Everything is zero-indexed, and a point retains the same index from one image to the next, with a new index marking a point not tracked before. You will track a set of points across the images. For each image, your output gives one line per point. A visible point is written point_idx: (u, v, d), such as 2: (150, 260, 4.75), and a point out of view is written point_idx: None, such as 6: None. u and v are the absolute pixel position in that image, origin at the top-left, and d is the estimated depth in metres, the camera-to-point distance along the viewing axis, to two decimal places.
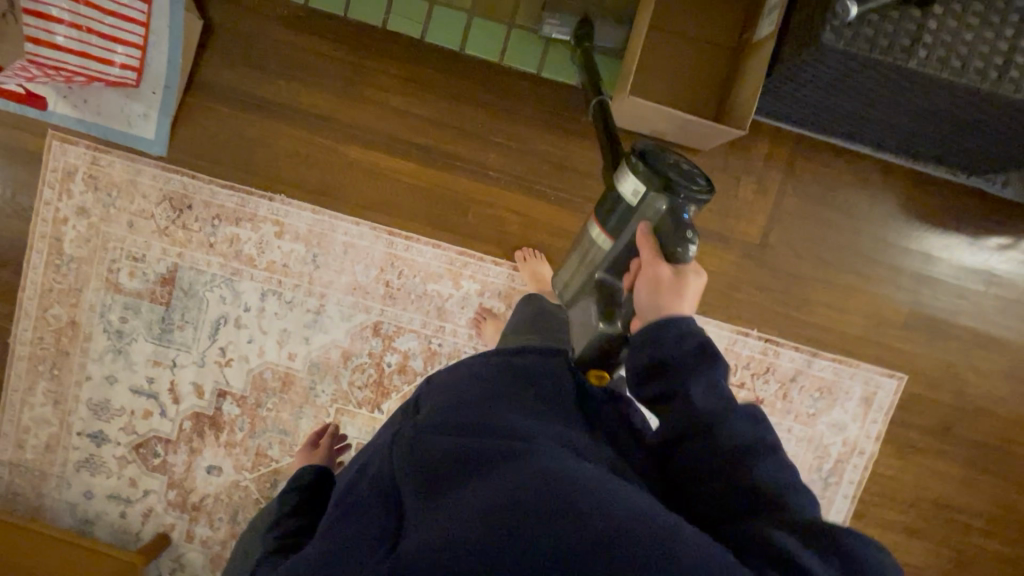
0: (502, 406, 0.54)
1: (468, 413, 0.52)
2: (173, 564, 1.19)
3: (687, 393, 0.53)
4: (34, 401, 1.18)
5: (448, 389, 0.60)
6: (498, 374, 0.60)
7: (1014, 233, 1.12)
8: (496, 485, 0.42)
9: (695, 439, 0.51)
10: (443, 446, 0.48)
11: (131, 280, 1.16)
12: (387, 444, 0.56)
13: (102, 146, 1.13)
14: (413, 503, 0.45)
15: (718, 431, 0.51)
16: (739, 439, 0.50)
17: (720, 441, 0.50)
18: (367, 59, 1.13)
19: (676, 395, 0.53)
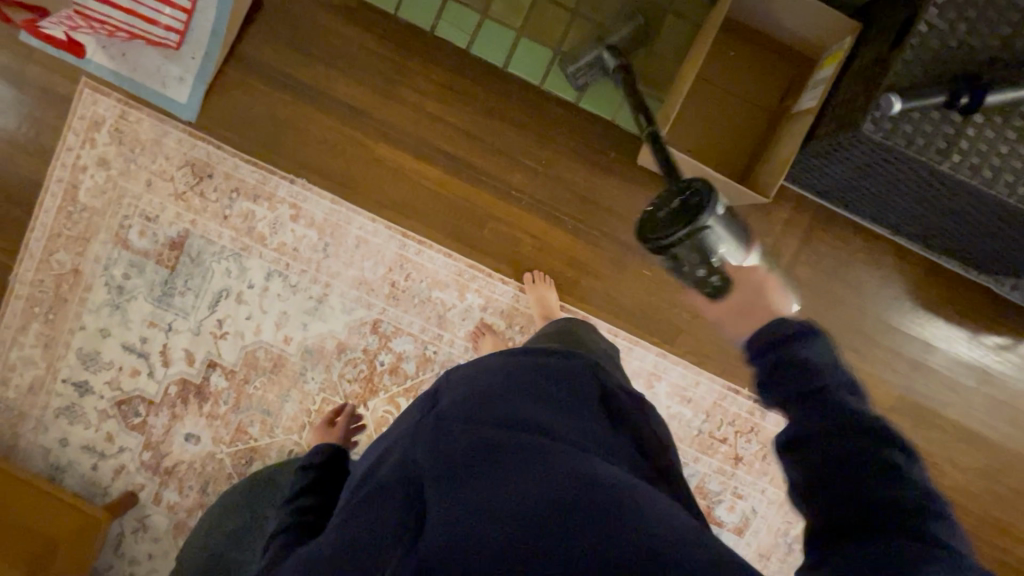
0: (523, 397, 0.55)
1: (491, 402, 0.54)
2: (136, 524, 1.19)
3: (818, 387, 0.49)
4: (24, 341, 1.18)
5: (465, 380, 0.60)
6: (520, 368, 0.60)
7: (1013, 334, 1.14)
8: (527, 482, 0.45)
9: (825, 453, 0.46)
10: (469, 435, 0.50)
11: (141, 239, 1.16)
12: (405, 435, 0.57)
13: (133, 101, 1.13)
14: (435, 493, 0.47)
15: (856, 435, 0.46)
16: (890, 480, 0.44)
17: (863, 481, 0.44)
18: (410, 61, 1.13)
19: (803, 390, 0.50)
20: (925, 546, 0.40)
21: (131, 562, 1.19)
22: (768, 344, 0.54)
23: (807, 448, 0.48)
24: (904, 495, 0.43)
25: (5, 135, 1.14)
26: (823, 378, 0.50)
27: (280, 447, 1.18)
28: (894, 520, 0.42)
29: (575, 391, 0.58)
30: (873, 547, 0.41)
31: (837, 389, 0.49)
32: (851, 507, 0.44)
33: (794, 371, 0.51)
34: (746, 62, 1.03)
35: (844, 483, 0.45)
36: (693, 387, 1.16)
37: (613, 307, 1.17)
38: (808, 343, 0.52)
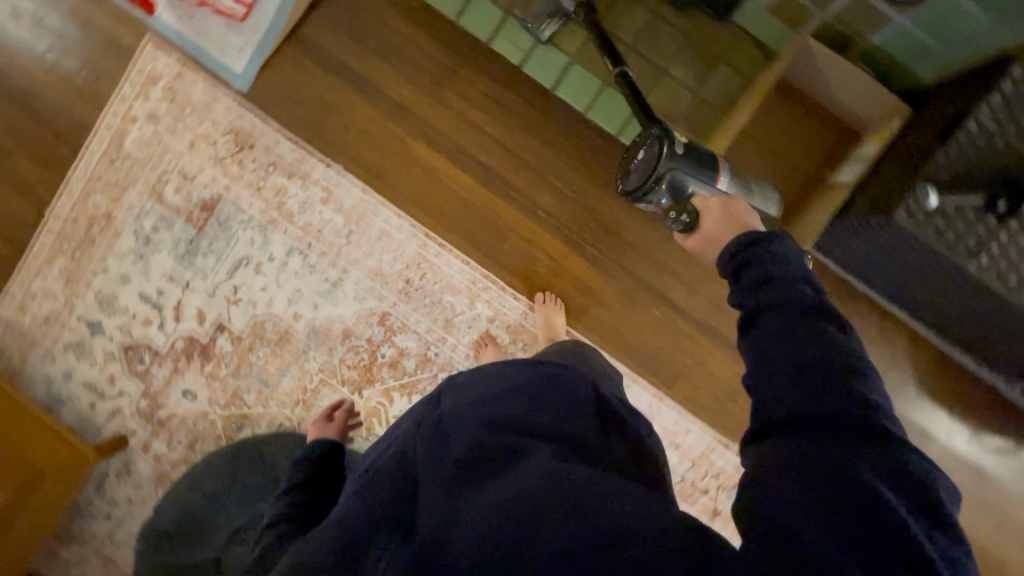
0: (517, 398, 0.54)
1: (488, 403, 0.54)
2: (120, 467, 1.23)
3: (777, 274, 0.53)
4: (48, 273, 1.22)
5: (467, 381, 0.60)
6: (519, 369, 0.60)
7: (1013, 439, 1.12)
8: (511, 487, 0.46)
9: (781, 349, 0.49)
10: (462, 436, 0.50)
11: (175, 195, 1.19)
12: (403, 429, 0.57)
13: (191, 63, 1.17)
14: (426, 489, 0.48)
15: (816, 325, 0.49)
16: (837, 372, 0.47)
17: (814, 371, 0.47)
18: (463, 69, 1.16)
19: (767, 278, 0.53)
20: (849, 418, 0.45)
21: (110, 502, 1.22)
22: (740, 245, 0.58)
23: (769, 332, 0.50)
24: (846, 380, 0.46)
25: (66, 75, 1.19)
26: (791, 285, 0.52)
27: (271, 419, 1.21)
28: (840, 393, 0.46)
29: (570, 395, 0.57)
30: (805, 426, 0.46)
31: (803, 293, 0.51)
32: (797, 395, 0.47)
33: (761, 267, 0.55)
34: (793, 123, 1.03)
35: (800, 360, 0.48)
36: (683, 434, 1.16)
37: (618, 340, 1.18)
38: (775, 251, 0.56)
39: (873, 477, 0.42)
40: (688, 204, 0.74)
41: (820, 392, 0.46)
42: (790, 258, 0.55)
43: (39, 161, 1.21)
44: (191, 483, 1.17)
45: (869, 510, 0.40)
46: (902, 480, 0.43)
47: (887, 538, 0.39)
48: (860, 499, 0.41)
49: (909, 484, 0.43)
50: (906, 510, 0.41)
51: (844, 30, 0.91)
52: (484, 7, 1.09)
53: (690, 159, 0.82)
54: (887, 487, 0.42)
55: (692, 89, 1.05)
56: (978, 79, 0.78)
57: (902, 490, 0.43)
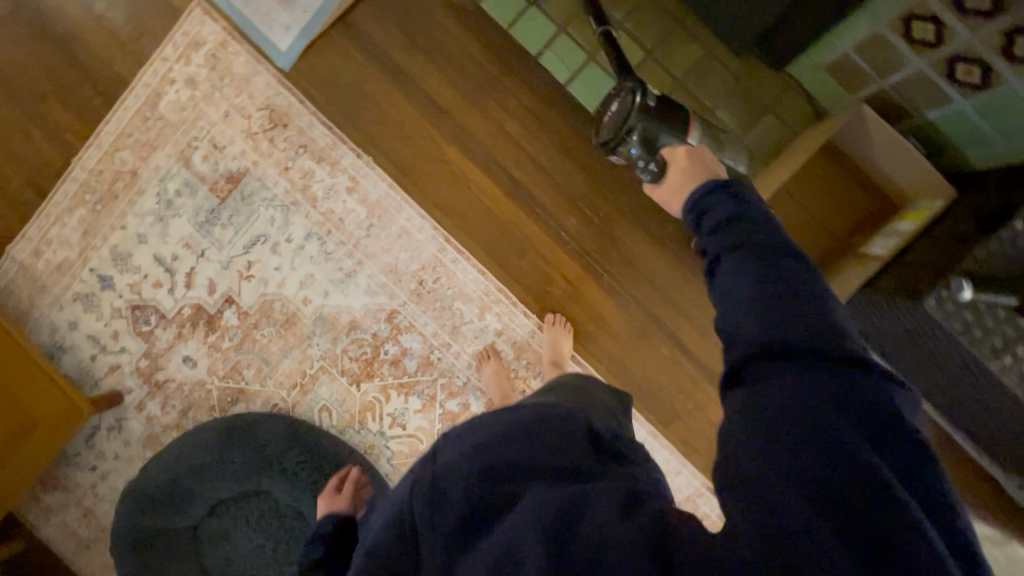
0: (514, 439, 0.51)
1: (479, 451, 0.51)
2: (112, 423, 1.23)
3: (741, 213, 0.51)
4: (66, 221, 1.22)
5: (463, 432, 0.57)
6: (517, 411, 0.56)
7: (1007, 533, 1.10)
8: (507, 531, 0.44)
9: (744, 293, 0.45)
10: (456, 492, 0.48)
11: (202, 163, 1.19)
12: (399, 492, 0.55)
13: (237, 34, 1.16)
14: (428, 553, 0.47)
15: (781, 262, 0.46)
16: (813, 314, 0.42)
17: (785, 312, 0.43)
18: (506, 78, 1.14)
19: (733, 219, 0.50)
20: (823, 361, 0.40)
21: (98, 455, 1.23)
22: (702, 189, 0.55)
23: (733, 270, 0.47)
24: (816, 320, 0.42)
25: (110, 28, 1.18)
26: (752, 228, 0.49)
27: (266, 398, 1.21)
28: (812, 331, 0.41)
29: (568, 426, 0.53)
30: (781, 368, 0.41)
31: (770, 237, 0.48)
32: (767, 331, 0.42)
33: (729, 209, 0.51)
34: (831, 184, 1.01)
35: (767, 298, 0.44)
36: (673, 474, 1.16)
37: (621, 372, 1.17)
38: (740, 197, 0.52)
39: (853, 430, 0.37)
40: (655, 149, 0.78)
41: (791, 330, 0.42)
42: (751, 198, 0.52)
43: (72, 109, 1.20)
44: (179, 455, 1.15)
45: (848, 469, 0.35)
46: (885, 426, 0.38)
47: (866, 494, 0.35)
48: (838, 457, 0.36)
49: (891, 435, 0.38)
50: (887, 466, 0.37)
51: (901, 102, 0.89)
52: (530, 15, 1.08)
53: (659, 114, 0.86)
54: (867, 440, 0.37)
55: (736, 136, 1.03)
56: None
57: (886, 442, 0.38)
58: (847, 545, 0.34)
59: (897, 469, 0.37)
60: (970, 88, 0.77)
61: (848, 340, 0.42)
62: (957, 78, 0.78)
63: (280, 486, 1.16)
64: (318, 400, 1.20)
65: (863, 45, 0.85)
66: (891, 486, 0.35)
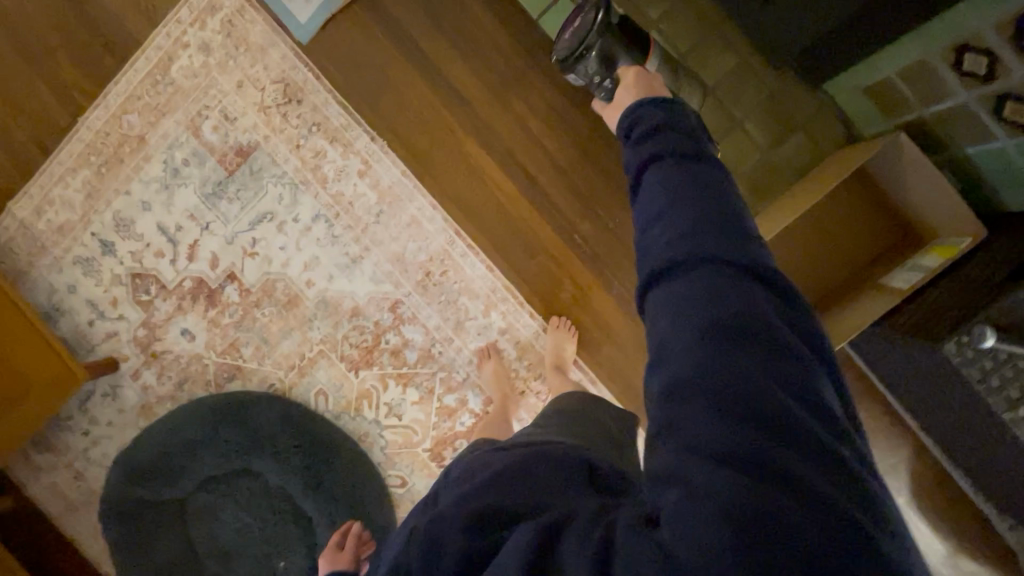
0: (502, 484, 0.48)
1: (474, 497, 0.48)
2: (107, 389, 1.22)
3: (665, 123, 0.50)
4: (70, 182, 1.19)
5: (464, 475, 0.55)
6: (513, 454, 0.53)
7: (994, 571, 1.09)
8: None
9: (653, 200, 0.44)
10: (450, 542, 0.46)
11: (212, 133, 1.15)
12: (402, 538, 0.54)
13: (255, 2, 1.12)
14: None
15: (692, 167, 0.45)
16: (718, 219, 0.41)
17: (694, 232, 0.40)
18: (530, 70, 1.10)
19: (657, 131, 0.50)
20: (721, 270, 0.38)
21: (91, 421, 1.23)
22: (632, 110, 0.54)
23: (647, 181, 0.46)
24: (725, 237, 0.40)
25: None
26: (668, 144, 0.48)
27: (263, 377, 1.20)
28: (714, 237, 0.40)
29: (556, 463, 0.49)
30: (680, 278, 0.39)
31: (686, 146, 0.47)
32: (669, 240, 0.41)
33: (653, 123, 0.51)
34: (855, 209, 0.98)
35: (673, 207, 0.42)
36: None
37: (622, 380, 1.16)
38: (669, 114, 0.51)
39: (753, 346, 0.35)
40: (613, 72, 0.86)
41: (693, 238, 0.40)
42: (674, 110, 0.52)
43: (80, 66, 1.16)
44: (173, 425, 1.16)
45: (749, 400, 0.33)
46: (790, 348, 0.35)
47: (775, 436, 0.32)
48: (724, 378, 0.34)
49: (787, 355, 0.35)
50: (781, 386, 0.34)
51: (939, 131, 0.86)
52: (552, 23, 1.05)
53: (621, 29, 0.87)
54: (756, 357, 0.35)
55: (760, 153, 1.00)
56: None
57: (781, 360, 0.35)
58: (739, 480, 0.32)
59: (795, 392, 0.34)
60: (1015, 128, 0.74)
61: (756, 254, 0.39)
62: (1003, 115, 0.74)
63: (272, 467, 1.16)
64: (315, 384, 1.19)
65: (907, 69, 0.81)
66: (780, 408, 0.33)
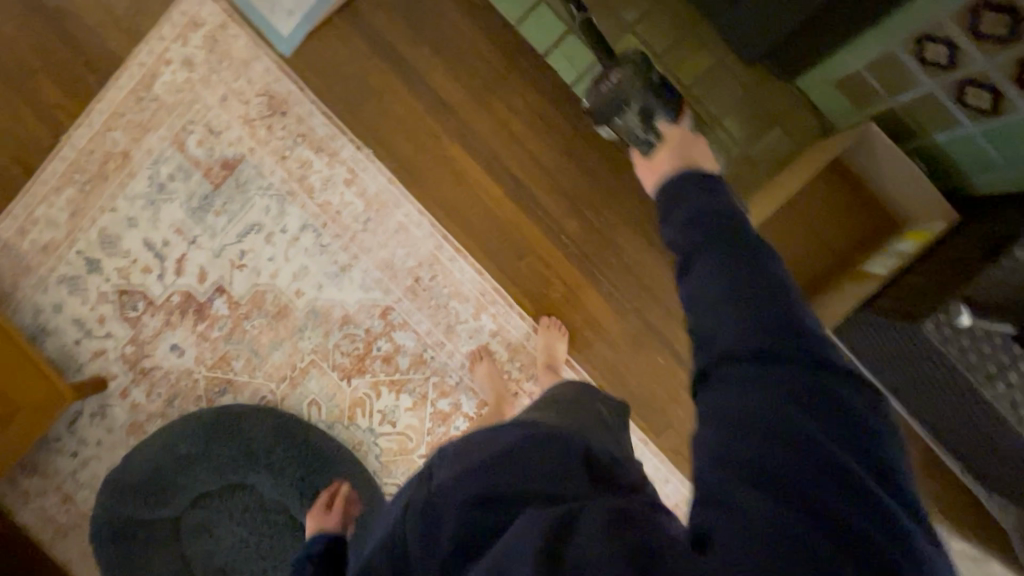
0: (502, 467, 0.49)
1: (474, 472, 0.50)
2: (95, 408, 1.21)
3: (710, 200, 0.49)
4: (54, 201, 1.18)
5: (459, 449, 0.56)
6: (512, 432, 0.54)
7: (987, 550, 1.10)
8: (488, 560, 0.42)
9: (711, 284, 0.44)
10: (450, 517, 0.48)
11: (197, 147, 1.16)
12: (399, 506, 0.56)
13: (237, 17, 1.13)
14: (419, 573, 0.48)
15: (747, 246, 0.45)
16: (779, 305, 0.42)
17: (743, 297, 0.42)
18: (512, 75, 1.13)
19: (702, 207, 0.49)
20: (791, 359, 0.40)
21: (79, 442, 1.21)
22: (673, 182, 0.53)
23: (700, 263, 0.46)
24: (783, 314, 0.41)
25: (106, 4, 1.15)
26: (716, 222, 0.47)
27: (255, 389, 1.19)
28: (779, 324, 0.41)
29: (554, 448, 0.50)
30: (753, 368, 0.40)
31: (736, 224, 0.47)
32: (738, 329, 0.41)
33: (696, 199, 0.50)
34: (834, 200, 1.00)
35: (735, 292, 0.43)
36: (661, 481, 1.16)
37: (614, 377, 1.16)
38: (710, 189, 0.50)
39: (830, 433, 0.37)
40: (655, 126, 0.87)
41: (763, 327, 0.41)
42: (715, 184, 0.51)
43: (63, 85, 1.16)
44: (163, 443, 1.14)
45: (805, 455, 0.36)
46: (853, 424, 0.38)
47: (865, 518, 0.34)
48: (814, 469, 0.35)
49: (860, 435, 0.38)
50: (862, 468, 0.36)
51: (908, 121, 0.89)
52: (563, 68, 1.07)
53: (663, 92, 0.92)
54: (838, 444, 0.37)
55: (740, 148, 1.03)
56: None
57: (858, 444, 0.37)
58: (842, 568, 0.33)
59: (871, 471, 0.37)
60: (977, 113, 0.77)
61: (814, 330, 0.41)
62: (966, 101, 0.77)
63: (267, 480, 1.15)
64: (307, 394, 1.19)
65: (874, 62, 0.84)
66: (866, 490, 0.35)
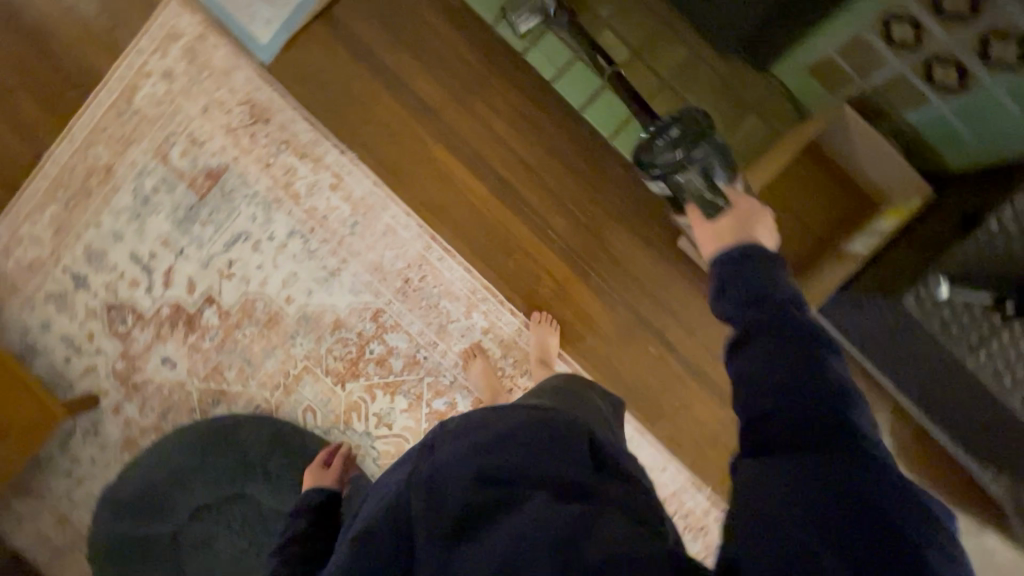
0: (516, 450, 0.51)
1: (485, 450, 0.51)
2: (88, 426, 1.20)
3: (764, 284, 0.53)
4: (38, 219, 1.18)
5: (462, 427, 0.56)
6: (517, 415, 0.56)
7: (980, 522, 1.12)
8: (510, 533, 0.45)
9: (762, 359, 0.48)
10: (453, 491, 0.49)
11: (181, 158, 1.16)
12: (397, 480, 0.55)
13: (216, 27, 1.14)
14: (424, 544, 0.47)
15: (796, 326, 0.49)
16: (822, 385, 0.45)
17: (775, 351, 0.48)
18: (492, 75, 1.14)
19: (755, 290, 0.53)
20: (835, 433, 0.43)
21: (73, 460, 1.20)
22: (724, 259, 0.57)
23: (752, 340, 0.49)
24: (827, 392, 0.45)
25: (83, 20, 1.15)
26: (769, 305, 0.51)
27: (248, 399, 1.18)
28: (820, 400, 0.45)
29: (564, 438, 0.53)
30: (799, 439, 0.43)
31: (785, 306, 0.50)
32: (787, 401, 0.45)
33: (748, 283, 0.54)
34: (813, 183, 1.02)
35: (783, 368, 0.46)
36: (658, 470, 1.17)
37: (607, 369, 1.17)
38: (763, 274, 0.54)
39: (879, 500, 0.39)
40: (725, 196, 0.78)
41: (805, 401, 0.45)
42: (769, 272, 0.54)
43: (43, 102, 1.16)
44: (158, 456, 1.14)
45: (834, 485, 0.39)
46: (902, 495, 0.39)
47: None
48: (859, 530, 0.37)
49: (910, 506, 0.39)
50: (915, 539, 0.38)
51: (880, 103, 0.91)
52: (569, 92, 1.07)
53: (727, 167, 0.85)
54: (887, 512, 0.38)
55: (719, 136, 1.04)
56: (1002, 178, 0.78)
57: (909, 516, 0.38)
58: None
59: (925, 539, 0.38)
60: (947, 91, 0.79)
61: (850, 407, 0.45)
62: (936, 80, 0.79)
63: (265, 488, 1.14)
64: (302, 401, 1.18)
65: (846, 46, 0.85)
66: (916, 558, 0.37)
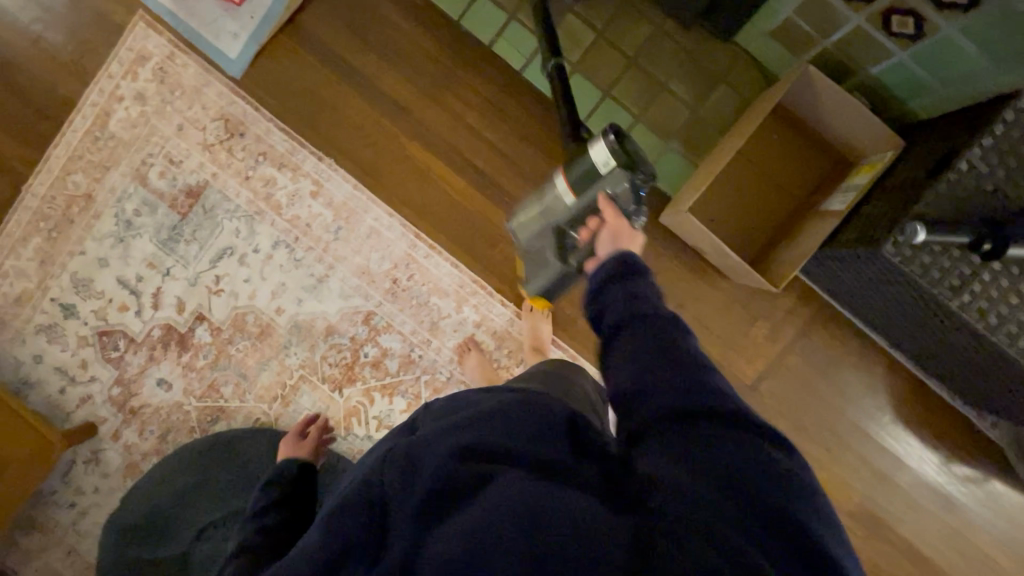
0: (492, 428, 0.48)
1: (461, 429, 0.49)
2: (89, 455, 1.19)
3: (636, 294, 0.57)
4: (22, 252, 1.17)
5: (445, 408, 0.56)
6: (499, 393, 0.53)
7: (983, 470, 1.12)
8: (479, 513, 0.43)
9: (635, 368, 0.51)
10: (428, 466, 0.47)
11: (159, 179, 1.16)
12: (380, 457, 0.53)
13: (184, 46, 1.15)
14: (398, 520, 0.46)
15: (670, 336, 0.52)
16: (696, 387, 0.49)
17: (660, 365, 0.50)
18: (461, 69, 1.15)
19: (622, 304, 0.56)
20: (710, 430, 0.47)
21: (76, 491, 1.19)
22: (600, 270, 0.61)
23: (630, 349, 0.53)
24: (696, 392, 0.49)
25: (51, 50, 1.15)
26: (637, 315, 0.55)
27: (247, 413, 1.18)
28: (694, 403, 0.48)
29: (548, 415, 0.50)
30: (671, 440, 0.47)
31: (653, 317, 0.54)
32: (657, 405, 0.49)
33: (625, 293, 0.57)
34: (786, 148, 1.04)
35: (654, 375, 0.50)
36: None
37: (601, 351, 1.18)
38: (629, 286, 0.58)
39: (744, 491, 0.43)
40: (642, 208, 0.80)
41: (680, 404, 0.48)
42: (637, 285, 0.58)
43: (17, 135, 1.16)
44: (161, 476, 1.13)
45: (703, 481, 0.44)
46: (772, 479, 0.44)
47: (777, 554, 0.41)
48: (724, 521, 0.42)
49: (782, 491, 0.44)
50: (779, 516, 0.42)
51: (845, 60, 0.92)
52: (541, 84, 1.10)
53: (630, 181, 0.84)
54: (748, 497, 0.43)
55: (691, 108, 1.05)
56: (969, 120, 0.79)
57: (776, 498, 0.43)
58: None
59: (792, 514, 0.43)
60: (905, 39, 0.81)
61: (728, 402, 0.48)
62: (893, 30, 0.81)
63: None
64: (300, 411, 1.18)
65: (802, 6, 0.88)
66: (779, 532, 0.42)
